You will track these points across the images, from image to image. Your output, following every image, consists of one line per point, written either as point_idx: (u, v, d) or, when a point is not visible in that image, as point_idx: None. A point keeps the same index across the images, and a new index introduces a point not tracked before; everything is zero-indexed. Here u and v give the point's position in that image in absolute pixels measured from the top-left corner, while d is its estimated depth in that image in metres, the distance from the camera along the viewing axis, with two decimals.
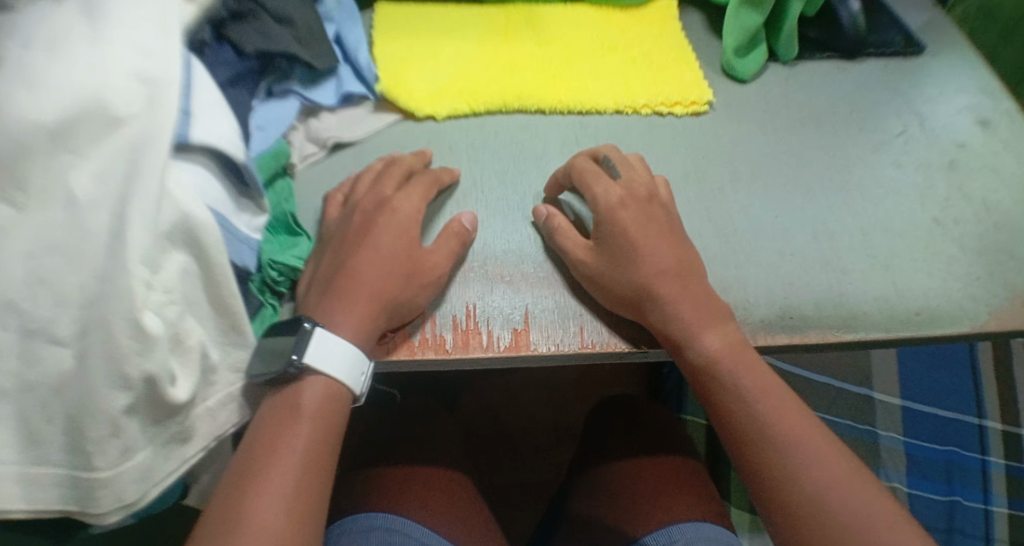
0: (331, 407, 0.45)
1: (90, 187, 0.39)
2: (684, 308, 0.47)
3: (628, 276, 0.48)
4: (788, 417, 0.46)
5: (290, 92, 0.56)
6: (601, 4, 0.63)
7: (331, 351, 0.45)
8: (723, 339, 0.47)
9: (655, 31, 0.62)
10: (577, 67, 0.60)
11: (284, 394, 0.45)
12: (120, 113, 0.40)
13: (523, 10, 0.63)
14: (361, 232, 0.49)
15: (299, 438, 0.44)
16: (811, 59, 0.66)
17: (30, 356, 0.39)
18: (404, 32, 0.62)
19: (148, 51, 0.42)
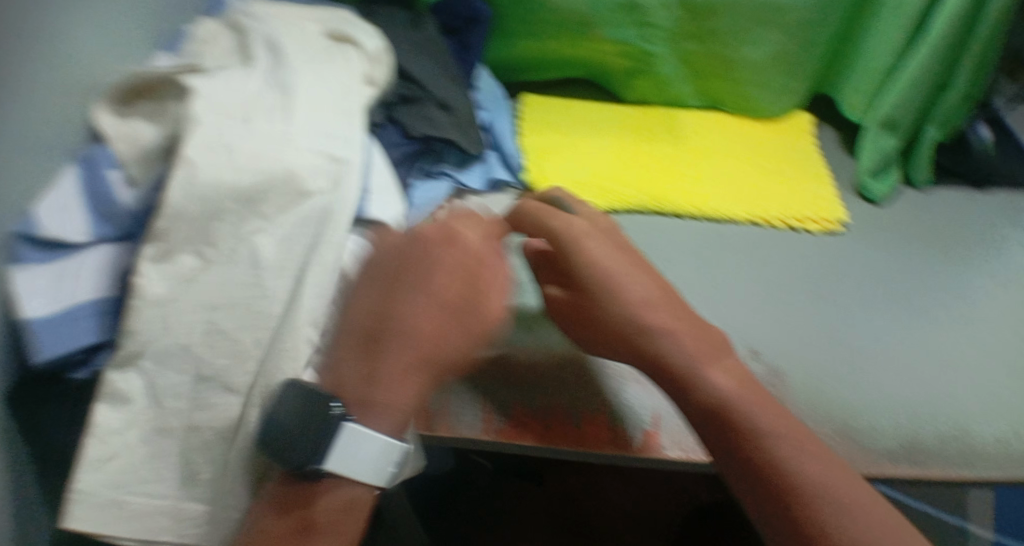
0: (355, 510, 0.41)
1: (276, 253, 0.43)
2: (727, 380, 0.40)
3: (675, 321, 0.42)
4: (825, 474, 0.38)
5: (444, 173, 0.60)
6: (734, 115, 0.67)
7: (370, 454, 0.40)
8: (727, 389, 0.40)
9: (788, 145, 0.65)
10: (713, 175, 0.63)
11: (301, 495, 0.40)
12: (309, 187, 0.45)
13: (660, 113, 0.67)
14: (396, 279, 0.43)
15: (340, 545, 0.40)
16: (942, 185, 0.67)
17: (203, 401, 0.42)
18: (549, 123, 0.66)
19: (334, 133, 0.47)
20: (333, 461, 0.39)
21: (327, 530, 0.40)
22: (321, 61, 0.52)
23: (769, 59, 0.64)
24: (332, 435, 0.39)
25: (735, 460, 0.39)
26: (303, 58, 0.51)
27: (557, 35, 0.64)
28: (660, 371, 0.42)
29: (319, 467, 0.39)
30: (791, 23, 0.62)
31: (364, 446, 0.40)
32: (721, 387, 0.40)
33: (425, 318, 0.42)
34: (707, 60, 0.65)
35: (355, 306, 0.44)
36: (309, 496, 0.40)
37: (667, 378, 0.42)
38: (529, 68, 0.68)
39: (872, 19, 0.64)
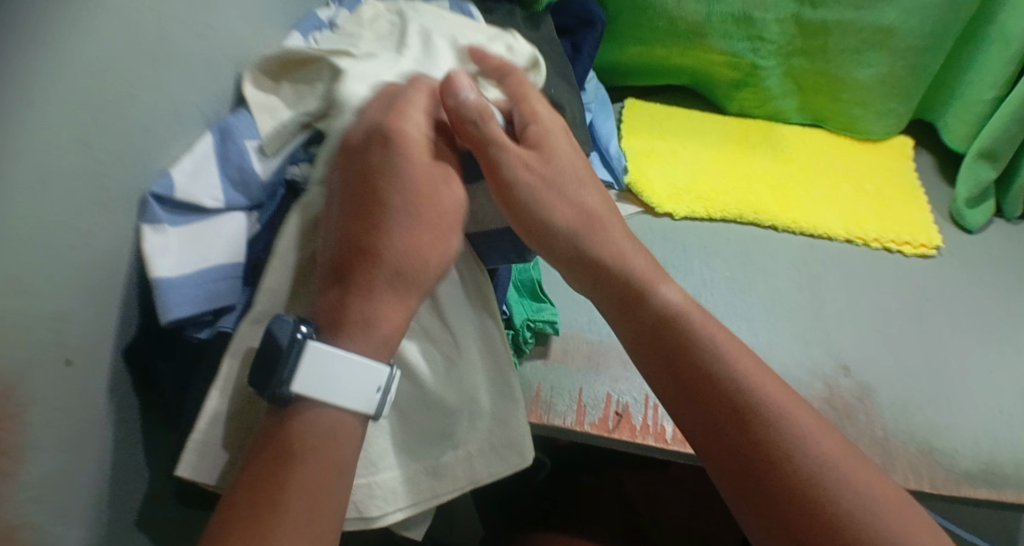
0: (333, 437, 0.38)
1: None
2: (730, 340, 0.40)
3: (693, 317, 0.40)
4: (789, 407, 0.38)
5: None
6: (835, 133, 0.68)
7: (349, 378, 0.38)
8: (742, 361, 0.39)
9: (886, 168, 0.66)
10: (810, 191, 0.64)
11: (285, 430, 0.38)
12: None
13: (762, 126, 0.68)
14: (382, 204, 0.39)
15: (304, 472, 0.37)
16: None
17: None
18: (651, 128, 0.68)
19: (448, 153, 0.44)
20: (302, 381, 0.38)
21: (305, 459, 0.37)
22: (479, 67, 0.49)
23: (876, 79, 0.65)
24: (296, 352, 0.37)
25: (763, 451, 0.37)
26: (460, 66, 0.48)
27: (667, 43, 0.66)
28: (672, 335, 0.40)
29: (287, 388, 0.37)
30: (900, 46, 0.63)
31: (345, 369, 0.38)
32: (748, 374, 0.38)
33: (423, 239, 0.40)
34: (814, 78, 0.66)
35: (321, 232, 0.40)
36: (284, 426, 0.38)
37: (683, 362, 0.39)
38: (634, 73, 0.70)
39: (976, 50, 0.65)
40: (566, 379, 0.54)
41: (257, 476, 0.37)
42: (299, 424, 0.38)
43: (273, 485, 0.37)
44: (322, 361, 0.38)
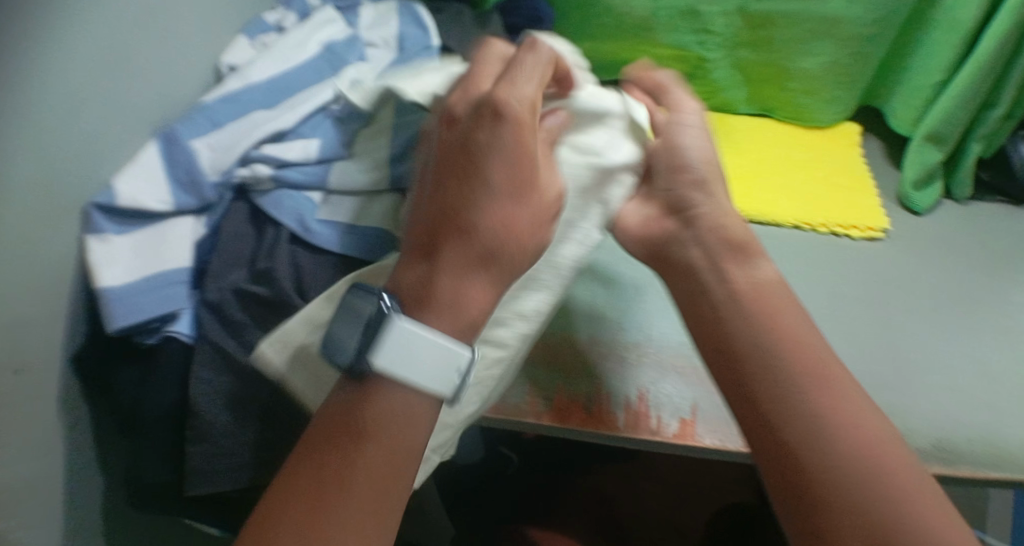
0: (415, 412, 0.40)
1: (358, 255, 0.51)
2: (793, 326, 0.43)
3: (747, 303, 0.44)
4: (834, 378, 0.41)
5: None
6: (788, 122, 0.69)
7: (429, 361, 0.40)
8: (780, 346, 0.42)
9: (836, 155, 0.67)
10: (760, 180, 0.65)
11: (361, 393, 0.40)
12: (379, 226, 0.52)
13: (714, 118, 0.70)
14: (473, 167, 0.41)
15: (380, 436, 0.39)
16: (982, 200, 0.69)
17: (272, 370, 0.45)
18: None
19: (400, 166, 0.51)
20: (386, 355, 0.39)
21: (382, 431, 0.39)
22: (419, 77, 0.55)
23: (823, 68, 0.66)
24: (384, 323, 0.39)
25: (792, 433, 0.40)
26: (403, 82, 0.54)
27: (615, 40, 0.68)
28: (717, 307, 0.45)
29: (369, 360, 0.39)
30: (846, 36, 0.64)
31: (426, 352, 0.39)
32: (787, 336, 0.43)
33: (519, 215, 0.41)
34: (762, 69, 0.67)
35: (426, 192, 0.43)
36: (367, 385, 0.40)
37: (728, 333, 0.44)
38: None
39: (917, 39, 0.66)
40: (520, 374, 0.53)
41: (342, 417, 0.39)
42: (378, 397, 0.39)
43: (352, 438, 0.39)
44: (409, 337, 0.39)
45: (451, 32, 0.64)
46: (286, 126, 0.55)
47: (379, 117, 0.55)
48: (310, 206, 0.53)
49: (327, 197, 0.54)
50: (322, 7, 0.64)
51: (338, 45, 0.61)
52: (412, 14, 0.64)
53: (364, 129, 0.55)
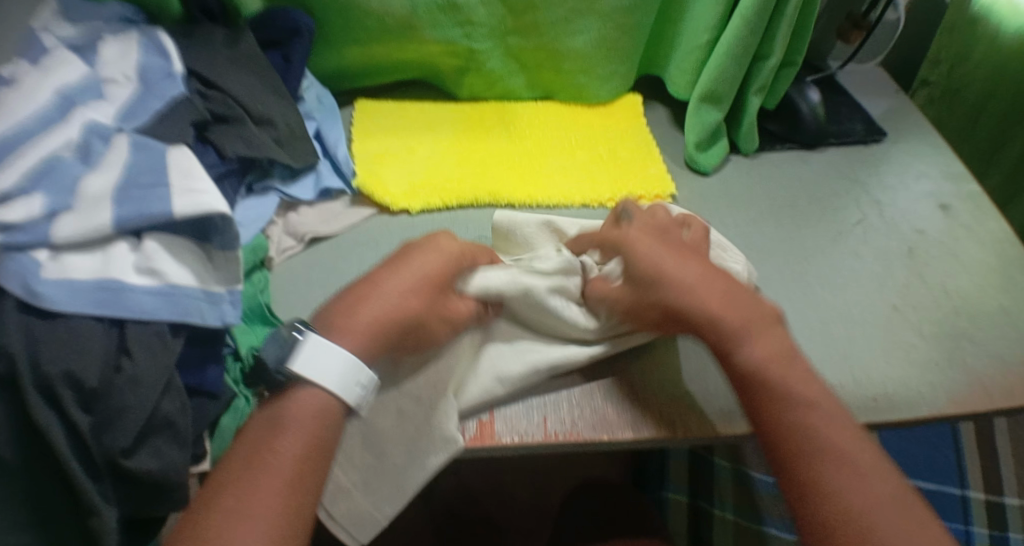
0: (326, 419, 0.45)
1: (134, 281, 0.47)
2: (666, 253, 0.50)
3: (752, 357, 0.47)
4: (822, 422, 0.44)
5: (270, 188, 0.60)
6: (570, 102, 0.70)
7: (331, 364, 0.45)
8: (663, 261, 0.49)
9: (620, 128, 0.68)
10: (544, 162, 0.65)
11: (280, 407, 0.45)
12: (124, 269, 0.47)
13: (496, 108, 0.70)
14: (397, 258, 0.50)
15: (300, 444, 0.43)
16: (773, 149, 0.72)
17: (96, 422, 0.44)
18: (382, 129, 0.67)
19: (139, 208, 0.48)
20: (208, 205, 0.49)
21: (298, 423, 0.44)
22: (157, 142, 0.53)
23: (592, 45, 0.66)
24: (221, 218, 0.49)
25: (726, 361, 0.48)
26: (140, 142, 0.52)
27: (383, 42, 0.66)
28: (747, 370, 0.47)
29: (285, 367, 0.45)
30: (605, 13, 0.64)
31: (320, 356, 0.45)
32: (778, 379, 0.45)
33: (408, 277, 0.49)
34: (534, 53, 0.67)
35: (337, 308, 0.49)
36: (280, 402, 0.45)
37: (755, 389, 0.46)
38: (363, 74, 0.69)
39: (684, 3, 0.66)
40: None
41: (265, 437, 0.43)
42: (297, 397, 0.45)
43: (283, 456, 0.43)
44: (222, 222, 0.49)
45: (196, 55, 0.60)
46: (7, 186, 0.47)
47: (108, 160, 0.51)
48: (35, 265, 0.45)
49: (56, 255, 0.47)
50: (55, 50, 0.55)
51: (72, 89, 0.53)
52: (158, 44, 0.59)
53: (92, 175, 0.49)
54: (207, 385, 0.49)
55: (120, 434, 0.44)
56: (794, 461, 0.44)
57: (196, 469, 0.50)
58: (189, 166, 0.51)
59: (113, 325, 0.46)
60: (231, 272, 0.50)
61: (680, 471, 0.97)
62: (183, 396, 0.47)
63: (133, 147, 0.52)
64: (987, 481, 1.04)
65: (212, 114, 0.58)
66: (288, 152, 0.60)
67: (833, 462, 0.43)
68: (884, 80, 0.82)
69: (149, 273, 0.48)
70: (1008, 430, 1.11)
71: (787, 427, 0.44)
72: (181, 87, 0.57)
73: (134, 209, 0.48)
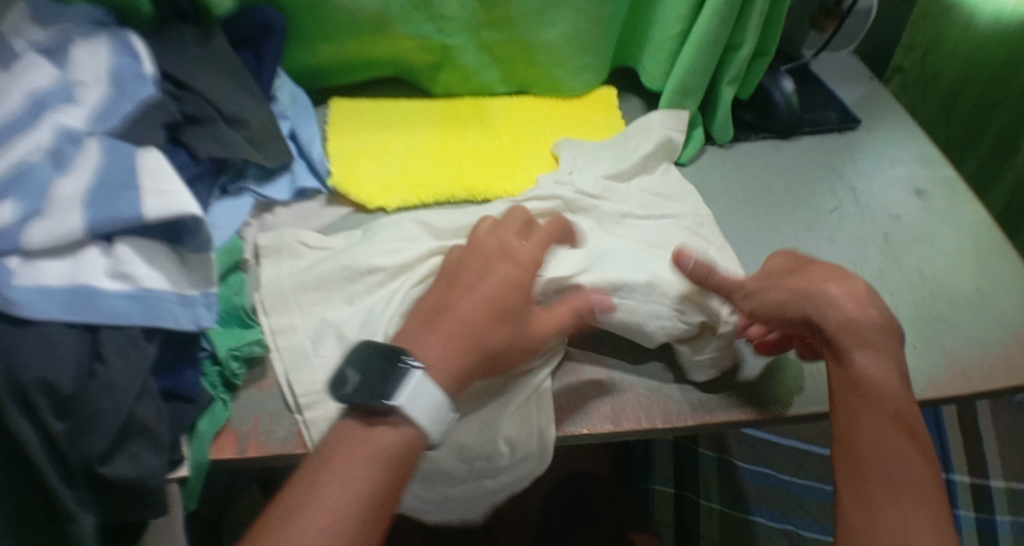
0: (403, 461, 0.43)
1: (109, 286, 0.47)
2: (843, 292, 0.48)
3: (862, 393, 0.46)
4: (900, 466, 0.44)
5: (244, 189, 0.60)
6: (542, 97, 0.71)
7: (428, 404, 0.43)
8: (846, 306, 0.48)
9: (593, 121, 0.69)
10: (520, 156, 0.65)
11: (365, 427, 0.43)
12: (99, 271, 0.47)
13: (469, 102, 0.70)
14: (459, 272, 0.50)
15: (369, 485, 0.41)
16: (748, 139, 0.73)
17: (81, 418, 0.44)
18: (356, 127, 0.67)
19: (113, 211, 0.48)
20: (179, 206, 0.48)
21: (381, 452, 0.42)
22: (130, 144, 0.52)
23: (565, 37, 0.66)
24: (193, 221, 0.49)
25: (838, 357, 0.48)
26: (111, 143, 0.51)
27: (354, 38, 0.66)
28: (853, 394, 0.47)
29: (390, 401, 0.42)
30: (578, 4, 0.64)
31: (417, 392, 0.43)
32: (891, 403, 0.46)
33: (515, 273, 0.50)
34: (507, 47, 0.67)
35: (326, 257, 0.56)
36: (365, 429, 0.43)
37: (860, 415, 0.46)
38: (336, 72, 0.69)
39: None
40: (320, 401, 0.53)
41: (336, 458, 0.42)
42: (386, 428, 0.43)
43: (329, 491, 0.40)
44: (194, 224, 0.49)
45: (166, 57, 0.59)
46: None
47: (80, 163, 0.50)
48: (8, 274, 0.45)
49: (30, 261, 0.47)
50: (24, 54, 0.55)
51: (44, 91, 0.53)
52: (127, 46, 0.58)
53: (65, 180, 0.49)
54: (184, 387, 0.48)
55: (98, 437, 0.44)
56: (860, 470, 0.45)
57: (175, 474, 0.49)
58: (161, 168, 0.50)
59: (86, 331, 0.46)
60: (206, 274, 0.50)
61: (665, 462, 1.00)
62: (158, 400, 0.47)
63: (105, 150, 0.51)
64: (971, 462, 1.06)
65: (183, 115, 0.58)
66: (260, 151, 0.59)
67: (909, 488, 0.44)
68: (857, 68, 0.83)
69: (122, 277, 0.47)
70: (991, 413, 1.12)
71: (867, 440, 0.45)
72: (151, 87, 0.56)
73: (106, 213, 0.48)
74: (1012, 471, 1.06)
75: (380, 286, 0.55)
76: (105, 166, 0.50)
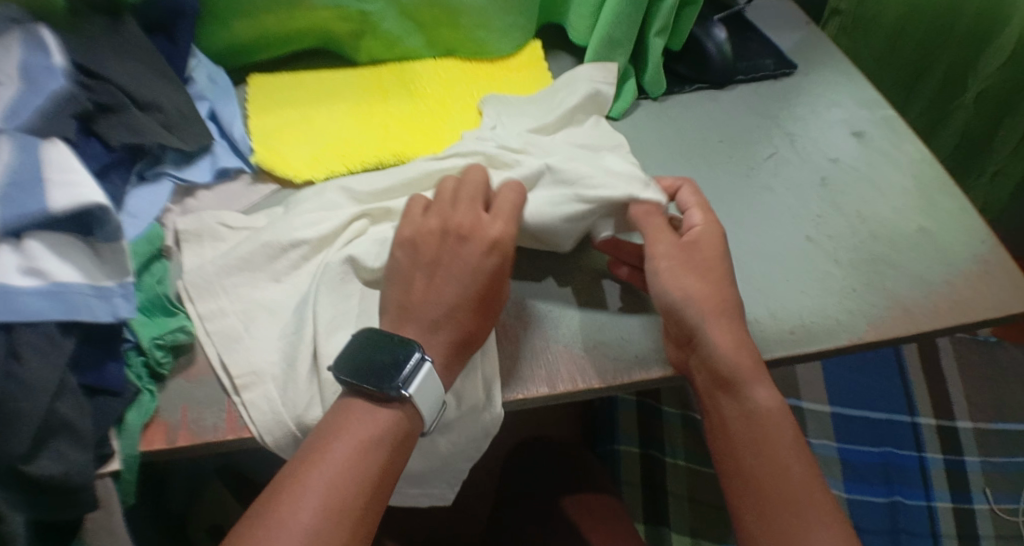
0: (396, 445, 0.46)
1: (20, 282, 0.46)
2: (693, 292, 0.52)
3: (746, 428, 0.51)
4: (794, 489, 0.50)
5: (163, 175, 0.58)
6: (468, 58, 0.69)
7: (430, 396, 0.47)
8: (704, 306, 0.51)
9: (524, 80, 0.68)
10: (446, 119, 0.63)
11: (355, 418, 0.46)
12: (9, 268, 0.46)
13: (393, 68, 0.68)
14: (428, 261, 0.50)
15: (365, 470, 0.45)
16: (683, 91, 0.72)
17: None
18: (278, 102, 0.65)
19: (20, 206, 0.46)
20: (87, 197, 0.47)
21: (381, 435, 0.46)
22: (35, 136, 0.50)
23: None
24: (103, 211, 0.48)
25: (722, 395, 0.52)
26: (14, 136, 0.49)
27: (270, 12, 0.64)
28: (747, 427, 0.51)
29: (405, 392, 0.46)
30: None
31: (427, 386, 0.46)
32: (770, 428, 0.51)
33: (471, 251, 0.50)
34: (429, 11, 0.66)
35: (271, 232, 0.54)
36: (358, 404, 0.47)
37: (747, 446, 0.51)
38: (256, 48, 0.67)
39: None
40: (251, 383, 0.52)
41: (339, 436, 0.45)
42: (380, 417, 0.46)
43: (336, 463, 0.44)
44: (104, 215, 0.48)
45: (71, 44, 0.57)
46: None
47: None
48: None
49: None
50: None
51: None
52: (36, 39, 0.55)
53: None
54: (108, 383, 0.48)
55: (18, 437, 0.43)
56: (766, 502, 0.50)
57: (106, 469, 0.48)
58: (67, 160, 0.49)
59: (0, 330, 0.44)
60: (121, 264, 0.49)
61: (632, 421, 0.99)
62: (78, 396, 0.46)
63: (15, 146, 0.49)
64: (937, 404, 1.08)
65: (96, 104, 0.55)
66: (178, 135, 0.58)
67: (812, 516, 0.49)
68: (793, 13, 0.82)
69: (34, 273, 0.46)
70: (953, 353, 1.14)
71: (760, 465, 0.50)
72: (61, 80, 0.54)
73: (11, 208, 0.46)
74: (975, 407, 1.07)
75: (304, 261, 0.55)
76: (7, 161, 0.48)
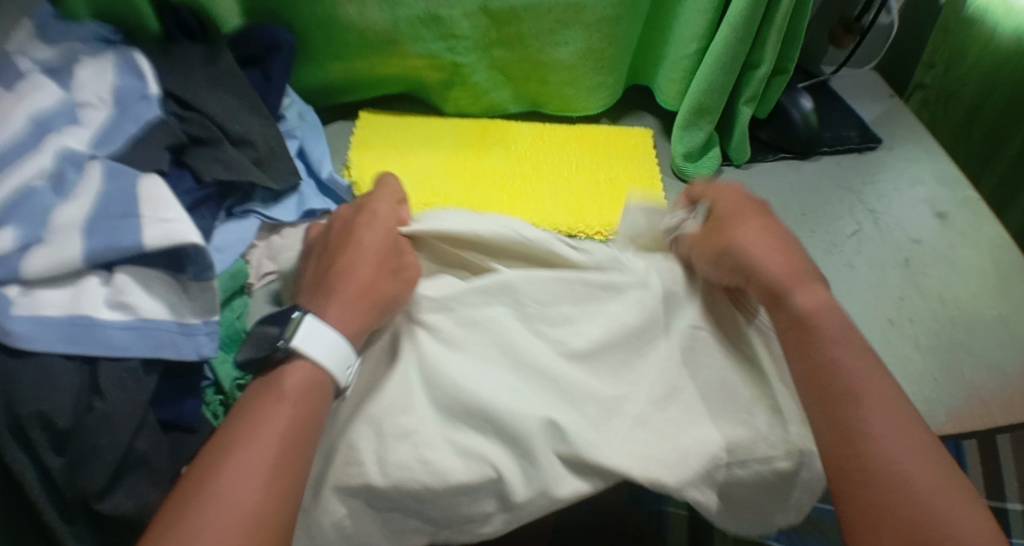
0: (311, 397, 0.44)
1: (111, 317, 0.46)
2: (753, 240, 0.49)
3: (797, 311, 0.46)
4: (845, 356, 0.44)
5: (250, 211, 0.58)
6: (577, 128, 0.69)
7: (328, 345, 0.45)
8: (756, 246, 0.49)
9: (625, 157, 0.67)
10: (536, 186, 0.64)
11: (269, 378, 0.45)
12: (101, 300, 0.46)
13: (497, 126, 0.69)
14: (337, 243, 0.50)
15: (279, 423, 0.42)
16: (767, 160, 0.72)
17: (79, 456, 0.43)
18: (377, 141, 0.66)
19: (113, 240, 0.47)
20: (184, 234, 0.47)
21: (290, 385, 0.44)
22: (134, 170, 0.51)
23: (578, 56, 0.65)
24: (198, 252, 0.48)
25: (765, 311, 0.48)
26: (114, 167, 0.50)
27: (364, 57, 0.65)
28: (800, 328, 0.46)
29: (288, 343, 0.44)
30: (590, 23, 0.63)
31: (318, 335, 0.45)
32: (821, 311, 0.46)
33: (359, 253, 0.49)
34: (519, 65, 0.66)
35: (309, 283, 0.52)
36: (274, 373, 0.45)
37: (797, 337, 0.46)
38: (349, 89, 0.68)
39: (672, 14, 0.65)
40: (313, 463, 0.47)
41: (256, 410, 0.43)
42: (293, 370, 0.44)
43: (269, 428, 0.42)
44: (199, 255, 0.48)
45: (171, 75, 0.58)
46: None
47: (81, 188, 0.49)
48: (7, 303, 0.44)
49: (30, 290, 0.46)
50: (31, 75, 0.54)
51: (47, 113, 0.52)
52: (132, 63, 0.57)
53: (65, 206, 0.48)
54: (185, 419, 0.48)
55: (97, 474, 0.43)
56: (831, 393, 0.43)
57: None
58: (161, 195, 0.49)
59: (85, 362, 0.45)
60: (208, 301, 0.48)
61: None
62: (158, 433, 0.46)
63: (108, 174, 0.50)
64: (988, 484, 1.04)
65: (189, 137, 0.56)
66: (267, 172, 0.58)
67: (868, 396, 0.43)
68: (878, 84, 0.81)
69: (122, 307, 0.46)
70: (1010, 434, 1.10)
71: (842, 402, 0.43)
72: (157, 109, 0.55)
73: (106, 241, 0.47)
74: None
75: None
76: (106, 192, 0.49)
